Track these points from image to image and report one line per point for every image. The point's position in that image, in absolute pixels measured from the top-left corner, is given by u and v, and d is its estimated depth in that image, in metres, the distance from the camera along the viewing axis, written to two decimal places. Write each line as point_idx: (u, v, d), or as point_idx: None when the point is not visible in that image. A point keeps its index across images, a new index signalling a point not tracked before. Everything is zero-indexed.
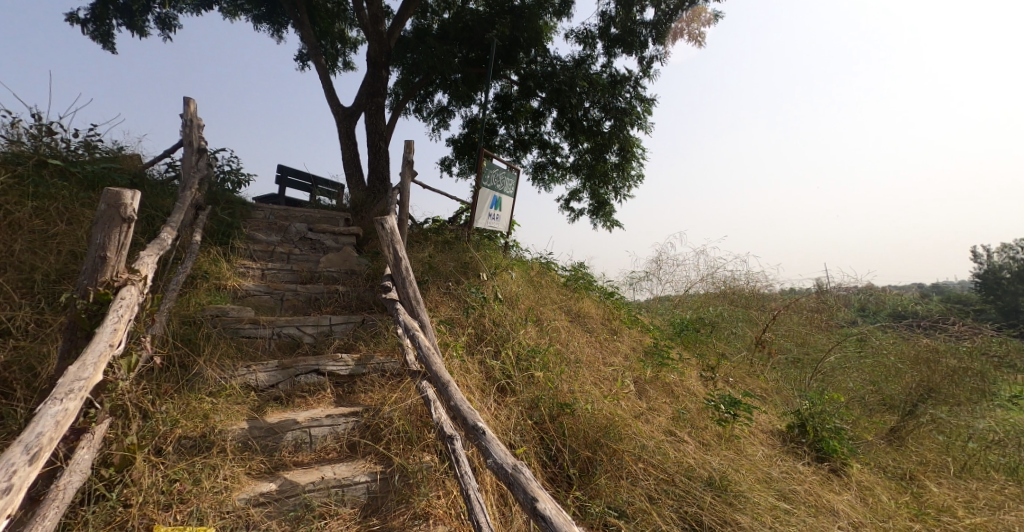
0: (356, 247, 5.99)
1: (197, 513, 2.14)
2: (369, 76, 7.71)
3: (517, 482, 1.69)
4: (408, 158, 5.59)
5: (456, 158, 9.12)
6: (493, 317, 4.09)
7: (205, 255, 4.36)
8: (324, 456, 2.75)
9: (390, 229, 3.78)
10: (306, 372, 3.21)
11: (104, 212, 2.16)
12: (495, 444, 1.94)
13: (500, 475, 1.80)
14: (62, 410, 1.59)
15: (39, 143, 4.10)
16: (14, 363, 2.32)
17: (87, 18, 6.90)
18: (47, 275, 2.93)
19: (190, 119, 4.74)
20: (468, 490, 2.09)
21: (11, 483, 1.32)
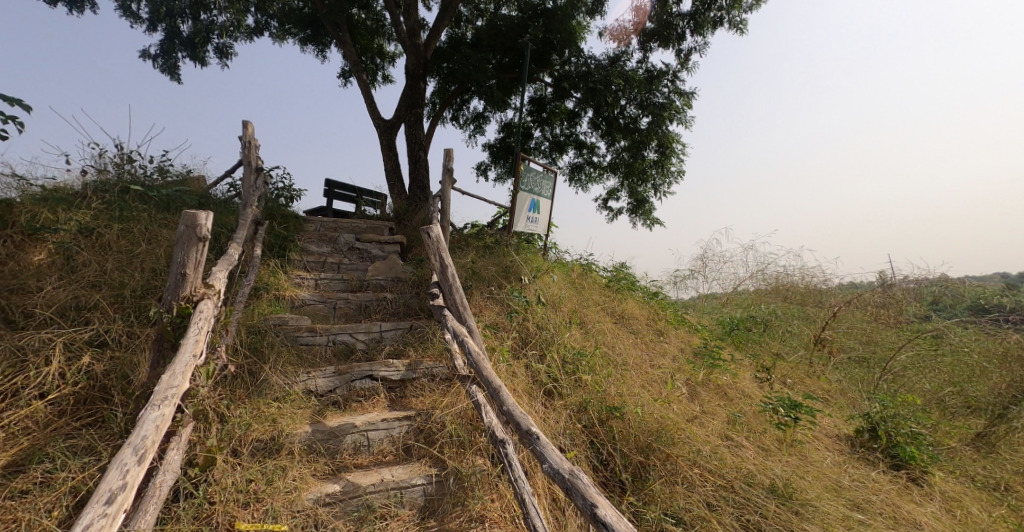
0: (401, 255, 6.18)
1: (271, 512, 2.27)
2: (408, 88, 7.96)
3: (575, 487, 1.69)
4: (448, 166, 5.73)
5: (493, 163, 9.24)
6: (537, 321, 4.10)
7: (266, 268, 4.64)
8: (381, 458, 2.86)
9: (436, 237, 3.87)
10: (360, 378, 3.35)
11: (183, 233, 2.38)
12: (550, 449, 1.95)
13: (556, 480, 1.82)
14: (161, 415, 1.76)
15: (122, 171, 4.54)
16: (111, 371, 2.56)
17: (157, 53, 7.53)
18: (134, 290, 3.21)
19: (248, 141, 5.08)
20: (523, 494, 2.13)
21: (126, 481, 1.48)
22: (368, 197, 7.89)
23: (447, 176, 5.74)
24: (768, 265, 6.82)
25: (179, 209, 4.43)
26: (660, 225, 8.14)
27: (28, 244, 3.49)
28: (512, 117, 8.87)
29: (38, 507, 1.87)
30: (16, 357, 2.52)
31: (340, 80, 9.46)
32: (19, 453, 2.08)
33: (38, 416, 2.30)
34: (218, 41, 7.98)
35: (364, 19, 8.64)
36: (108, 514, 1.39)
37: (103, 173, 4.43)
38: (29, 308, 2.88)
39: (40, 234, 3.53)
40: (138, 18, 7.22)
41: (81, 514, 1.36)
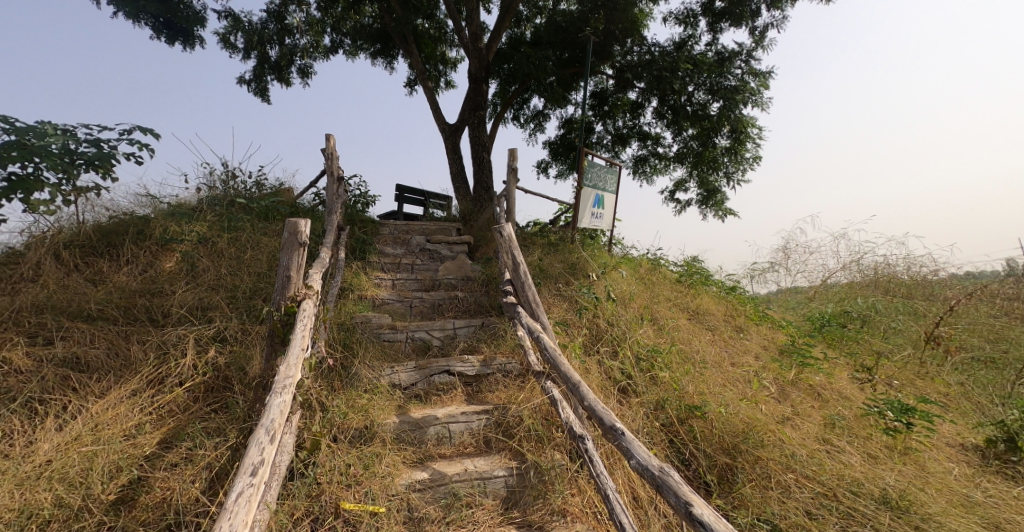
0: (469, 254, 6.37)
1: (370, 494, 2.42)
2: (471, 91, 8.15)
3: (666, 485, 1.66)
4: (513, 166, 5.82)
5: (554, 160, 9.22)
6: (608, 317, 4.05)
7: (349, 270, 4.97)
8: (463, 450, 2.97)
9: (508, 235, 3.91)
10: (439, 372, 3.52)
11: (287, 239, 2.63)
12: (636, 444, 1.93)
13: (644, 477, 1.81)
14: (282, 402, 1.97)
15: (227, 187, 5.09)
16: (231, 363, 2.90)
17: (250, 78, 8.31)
18: (244, 292, 3.60)
19: (329, 152, 5.48)
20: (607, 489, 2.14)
21: (263, 457, 1.71)
22: (435, 200, 8.19)
23: (512, 175, 5.82)
24: (863, 255, 6.23)
25: (276, 218, 4.88)
26: (733, 216, 7.70)
27: (160, 254, 4.02)
28: (573, 112, 8.80)
29: (185, 478, 2.16)
30: (159, 350, 2.93)
31: (407, 89, 9.88)
32: (167, 432, 2.42)
33: (178, 401, 2.65)
34: (300, 63, 8.65)
35: (428, 29, 8.96)
36: (253, 484, 1.59)
37: (212, 189, 4.99)
38: (164, 309, 3.33)
39: (170, 245, 4.07)
40: (234, 48, 8.01)
41: (233, 483, 1.56)
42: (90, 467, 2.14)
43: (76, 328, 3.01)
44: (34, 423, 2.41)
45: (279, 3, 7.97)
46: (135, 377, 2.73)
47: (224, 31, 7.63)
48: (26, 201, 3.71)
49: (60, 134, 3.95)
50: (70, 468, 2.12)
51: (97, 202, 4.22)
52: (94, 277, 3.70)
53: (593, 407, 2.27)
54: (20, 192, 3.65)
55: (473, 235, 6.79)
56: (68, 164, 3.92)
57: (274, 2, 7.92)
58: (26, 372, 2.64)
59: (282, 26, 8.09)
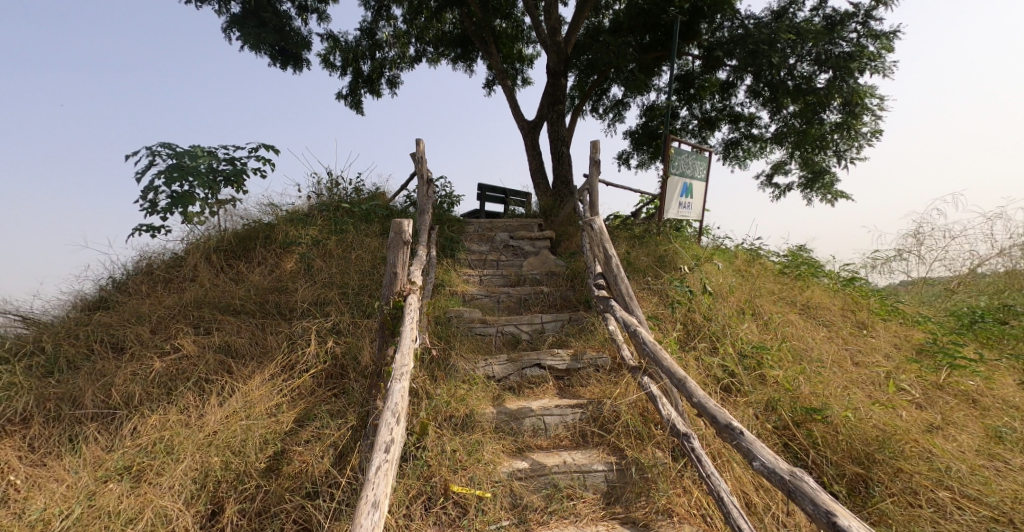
0: (552, 249, 6.37)
1: (476, 479, 2.51)
2: (550, 86, 8.11)
3: (801, 491, 1.54)
4: (596, 158, 5.71)
5: (636, 150, 8.89)
6: (704, 310, 3.80)
7: (441, 267, 5.20)
8: (558, 442, 2.99)
9: (599, 228, 3.78)
10: (530, 365, 3.58)
11: (394, 238, 2.88)
12: (759, 445, 1.81)
13: (771, 481, 1.68)
14: (402, 387, 2.14)
15: (332, 193, 5.59)
16: (345, 353, 3.18)
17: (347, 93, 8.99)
18: (353, 289, 3.93)
19: (419, 157, 5.78)
20: (721, 492, 2.02)
21: (393, 437, 1.87)
22: (516, 196, 8.29)
23: (595, 168, 5.72)
24: None
25: (375, 220, 5.24)
26: (846, 199, 6.87)
27: (282, 255, 4.52)
28: (655, 98, 8.39)
29: (316, 454, 2.41)
30: (289, 340, 3.31)
31: (487, 90, 10.09)
32: (300, 411, 2.72)
33: (306, 385, 2.97)
34: (389, 74, 9.19)
35: (505, 28, 9.08)
36: (389, 460, 1.76)
37: (320, 197, 5.50)
38: (289, 304, 3.74)
39: (290, 247, 4.56)
40: (332, 67, 8.72)
41: (372, 458, 1.74)
42: (246, 439, 2.47)
43: (225, 320, 3.50)
44: (202, 399, 2.83)
45: (371, 20, 8.54)
46: (272, 363, 3.10)
47: (325, 52, 8.34)
48: (184, 213, 4.36)
49: (207, 155, 4.60)
50: (231, 438, 2.46)
51: (234, 212, 4.86)
52: (234, 276, 4.26)
53: (704, 404, 2.14)
54: (180, 206, 4.30)
55: (556, 230, 6.78)
56: (213, 181, 4.56)
57: (366, 20, 8.50)
58: (193, 356, 3.12)
59: (373, 42, 8.66)
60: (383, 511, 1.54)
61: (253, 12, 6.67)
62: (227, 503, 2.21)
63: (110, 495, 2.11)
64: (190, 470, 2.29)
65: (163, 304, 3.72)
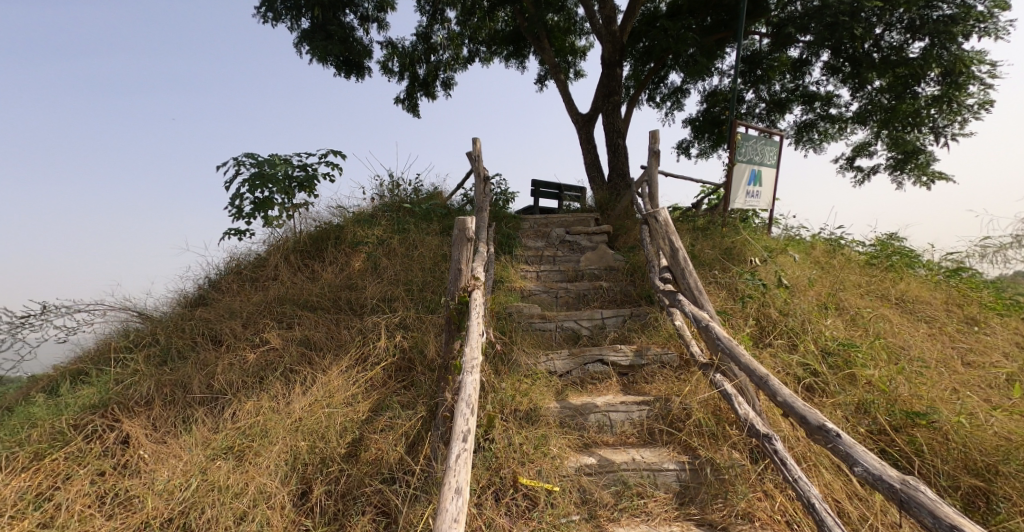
0: (610, 243, 6.25)
1: (544, 473, 2.51)
2: (604, 77, 7.93)
3: (916, 501, 1.41)
4: (656, 148, 5.51)
5: (696, 138, 8.50)
6: (780, 304, 3.56)
7: (499, 264, 5.25)
8: (625, 439, 2.93)
9: (663, 221, 3.60)
10: (592, 361, 3.53)
11: (458, 235, 2.96)
12: (859, 450, 1.68)
13: (877, 489, 1.56)
14: (474, 380, 2.19)
15: (394, 194, 5.81)
16: (412, 346, 3.31)
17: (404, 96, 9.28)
18: (417, 285, 4.07)
19: (475, 155, 5.86)
20: (811, 498, 1.91)
21: (469, 427, 1.93)
22: (571, 191, 8.20)
23: (654, 158, 5.53)
24: None
25: (435, 219, 5.39)
26: (945, 180, 6.18)
27: (351, 255, 4.77)
28: (718, 83, 7.96)
29: (390, 442, 2.53)
30: (361, 335, 3.49)
31: (540, 86, 10.05)
32: (373, 402, 2.87)
33: (378, 377, 3.12)
34: (444, 77, 9.38)
35: (558, 22, 8.97)
36: (467, 449, 1.82)
37: (383, 198, 5.73)
38: (360, 301, 3.94)
39: (357, 247, 4.80)
40: (391, 72, 9.05)
41: (451, 447, 1.81)
42: (328, 426, 2.64)
43: (303, 316, 3.75)
44: (288, 387, 3.06)
45: (426, 24, 8.76)
46: (347, 355, 3.29)
47: (383, 58, 8.66)
48: (264, 217, 4.72)
49: (283, 163, 4.94)
50: (316, 425, 2.64)
51: (308, 215, 5.18)
52: (310, 275, 4.56)
53: (790, 403, 2.01)
54: (261, 211, 4.66)
55: (613, 224, 6.64)
56: (289, 186, 4.89)
57: (422, 24, 8.74)
58: (278, 348, 3.38)
59: (428, 46, 8.88)
60: (466, 497, 1.61)
61: (321, 26, 7.09)
62: (315, 484, 2.38)
63: (219, 472, 2.33)
64: (282, 453, 2.48)
65: (250, 301, 4.05)
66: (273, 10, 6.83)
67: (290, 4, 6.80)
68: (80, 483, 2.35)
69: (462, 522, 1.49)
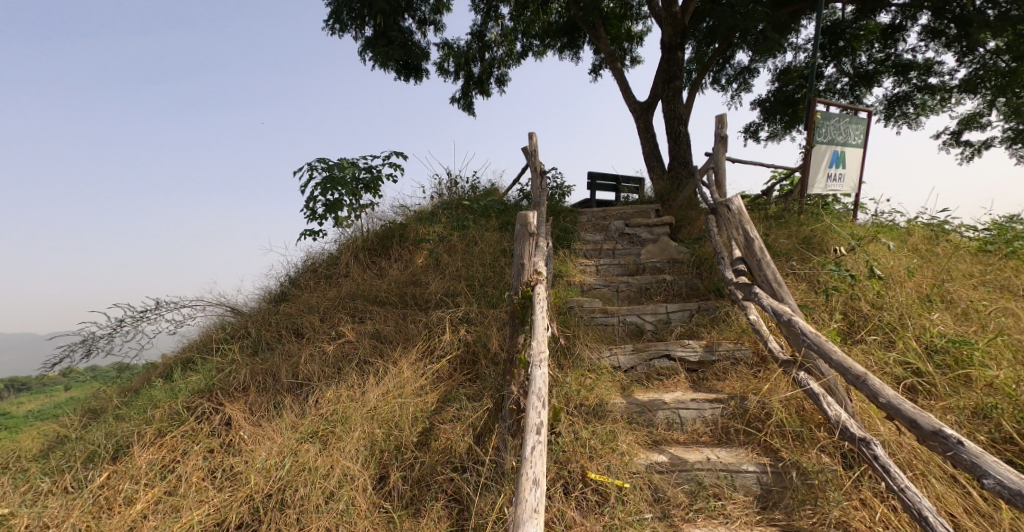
0: (673, 235, 6.03)
1: (613, 468, 2.48)
2: (664, 62, 7.61)
3: None
4: (723, 134, 5.22)
5: (768, 120, 7.95)
6: (871, 297, 3.25)
7: (557, 258, 5.21)
8: (697, 438, 2.82)
9: (737, 209, 3.38)
10: (658, 356, 3.43)
11: (520, 231, 3.06)
12: (993, 463, 1.51)
13: (1015, 506, 1.42)
14: (543, 373, 2.20)
15: (452, 192, 5.94)
16: (476, 340, 3.38)
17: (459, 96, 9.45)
18: (478, 281, 4.14)
19: (532, 150, 5.84)
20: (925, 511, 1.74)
21: (541, 420, 1.95)
22: (629, 182, 7.96)
23: (721, 144, 5.23)
24: None
25: (493, 215, 5.44)
26: None
27: (414, 252, 4.93)
28: (792, 59, 7.38)
29: (459, 432, 2.60)
30: (427, 328, 3.61)
31: (595, 76, 9.83)
32: (441, 394, 2.96)
33: (444, 369, 3.22)
34: (498, 73, 9.43)
35: (613, 9, 8.72)
36: (541, 441, 1.84)
37: (442, 196, 5.88)
38: (424, 296, 4.08)
39: (420, 244, 4.96)
40: (447, 73, 9.23)
41: (526, 439, 1.84)
42: (401, 415, 2.77)
43: (373, 311, 3.94)
44: (362, 378, 3.23)
45: (480, 23, 8.83)
46: (415, 348, 3.42)
47: (440, 59, 8.85)
48: (335, 218, 5.00)
49: (351, 166, 5.20)
50: (390, 414, 2.77)
51: (374, 215, 5.42)
52: (377, 272, 4.78)
53: (896, 406, 1.84)
54: (332, 213, 4.94)
55: (675, 215, 6.38)
56: (356, 187, 5.13)
57: (476, 23, 8.83)
58: (352, 340, 3.58)
59: (483, 44, 8.96)
60: (543, 488, 1.63)
61: (382, 32, 7.37)
62: (392, 469, 2.51)
63: (308, 453, 2.51)
64: (361, 438, 2.63)
65: (326, 296, 4.31)
66: (340, 21, 7.18)
67: (355, 15, 7.12)
68: (195, 458, 2.64)
69: (542, 512, 1.50)
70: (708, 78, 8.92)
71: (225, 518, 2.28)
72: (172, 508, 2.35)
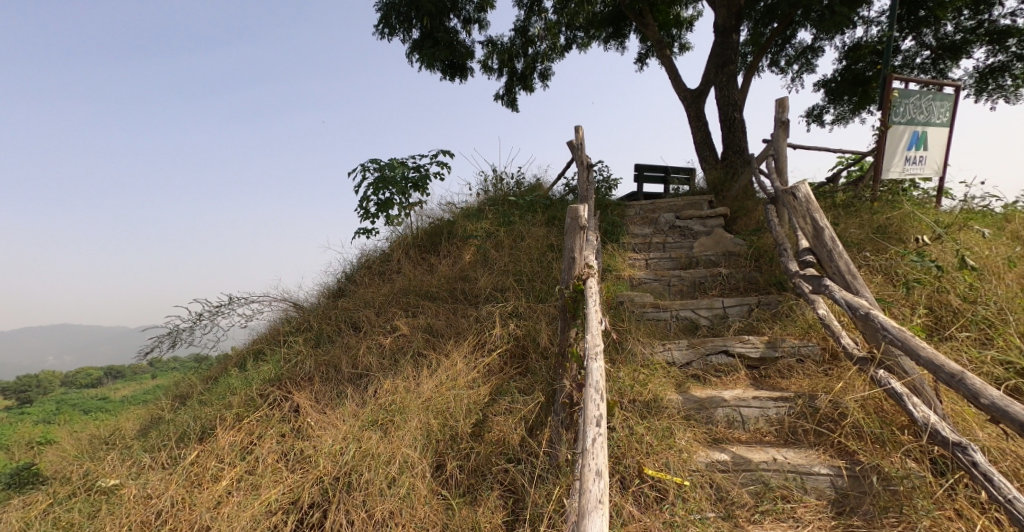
0: (727, 227, 5.77)
1: (670, 465, 2.41)
2: (718, 45, 7.27)
3: None
4: (784, 118, 4.91)
5: (834, 102, 7.42)
6: (962, 290, 2.95)
7: (605, 252, 5.11)
8: (760, 437, 2.69)
9: (804, 197, 3.17)
10: (716, 352, 3.30)
11: (570, 224, 3.00)
12: None
13: None
14: (600, 367, 2.17)
15: (498, 189, 5.98)
16: (526, 335, 3.40)
17: (503, 92, 9.47)
18: (527, 275, 4.15)
19: (578, 144, 5.76)
20: None
21: (600, 413, 1.92)
22: (680, 173, 7.68)
23: (782, 129, 4.93)
24: None
25: (540, 209, 5.42)
26: None
27: (463, 248, 5.01)
28: (864, 34, 6.81)
29: (511, 425, 2.63)
30: (477, 323, 3.66)
31: (642, 65, 9.55)
32: (493, 387, 3.00)
33: (495, 363, 3.26)
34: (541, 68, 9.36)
35: None
36: (602, 434, 1.83)
37: (488, 193, 5.93)
38: (474, 291, 4.14)
39: (468, 240, 5.03)
40: (491, 70, 9.27)
41: (586, 431, 1.82)
42: (456, 407, 2.83)
43: (425, 306, 4.05)
44: (417, 370, 3.32)
45: (523, 18, 8.79)
46: (465, 342, 3.48)
47: (484, 57, 8.90)
48: (387, 216, 5.17)
49: (401, 165, 5.35)
50: (444, 405, 2.84)
51: (422, 212, 5.55)
52: (427, 268, 4.89)
53: (1002, 408, 1.67)
54: (383, 211, 5.12)
55: (731, 206, 6.10)
56: (406, 186, 5.28)
57: (520, 18, 8.80)
58: (407, 334, 3.69)
59: (526, 39, 8.92)
60: (607, 480, 1.62)
61: (429, 34, 7.50)
62: (449, 458, 2.57)
63: (371, 441, 2.62)
64: (418, 428, 2.71)
65: (380, 292, 4.47)
66: (388, 25, 7.39)
67: (402, 18, 7.30)
68: (270, 441, 2.82)
69: (606, 504, 1.50)
70: (765, 60, 8.42)
71: (299, 497, 2.42)
72: (252, 486, 2.53)
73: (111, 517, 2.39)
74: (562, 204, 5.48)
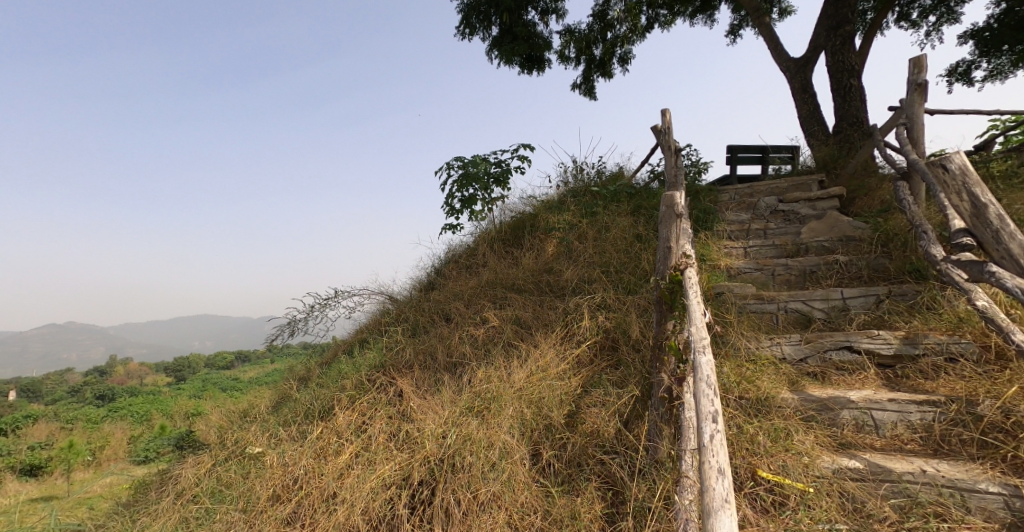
0: (843, 208, 5.12)
1: (788, 468, 2.20)
2: (831, 5, 6.44)
3: None
4: (919, 80, 4.22)
5: (987, 55, 6.25)
6: None
7: (698, 240, 4.77)
8: (899, 444, 2.36)
9: (959, 167, 2.67)
10: (837, 348, 2.94)
11: (665, 212, 2.99)
12: None
13: None
14: (709, 360, 2.02)
15: (580, 179, 5.86)
16: (616, 327, 3.29)
17: (580, 81, 9.25)
18: (615, 266, 4.01)
19: (665, 127, 5.44)
20: None
21: (715, 410, 1.78)
22: (781, 152, 6.95)
23: (918, 92, 4.24)
24: None
25: (625, 198, 5.20)
26: None
27: (546, 240, 4.98)
28: None
29: (607, 418, 2.57)
30: (565, 315, 3.63)
31: (735, 37, 8.76)
32: (585, 379, 2.95)
33: (585, 354, 3.20)
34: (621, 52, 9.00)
35: None
36: (720, 430, 1.70)
37: (569, 185, 5.83)
38: (561, 283, 4.10)
39: (551, 232, 5.00)
40: (568, 59, 9.11)
41: (702, 426, 1.71)
42: (549, 397, 2.83)
43: (512, 298, 4.10)
44: (508, 360, 3.37)
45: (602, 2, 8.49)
46: (553, 334, 3.46)
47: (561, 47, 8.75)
48: (471, 212, 5.29)
49: (483, 161, 5.45)
50: (536, 395, 2.86)
51: (506, 207, 5.63)
52: (511, 261, 4.95)
53: None
54: (468, 207, 5.26)
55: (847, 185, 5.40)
56: (488, 181, 5.37)
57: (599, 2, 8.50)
58: (496, 326, 3.77)
59: (605, 23, 8.62)
60: (731, 480, 1.54)
61: (507, 29, 7.53)
62: (546, 447, 2.58)
63: (471, 426, 2.71)
64: (514, 416, 2.76)
65: (468, 285, 4.61)
66: (468, 25, 7.54)
67: (481, 16, 7.40)
68: (380, 422, 3.04)
69: (736, 503, 1.46)
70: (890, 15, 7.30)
71: (410, 474, 2.58)
72: (369, 461, 2.74)
73: (258, 480, 2.74)
74: (649, 192, 5.22)
